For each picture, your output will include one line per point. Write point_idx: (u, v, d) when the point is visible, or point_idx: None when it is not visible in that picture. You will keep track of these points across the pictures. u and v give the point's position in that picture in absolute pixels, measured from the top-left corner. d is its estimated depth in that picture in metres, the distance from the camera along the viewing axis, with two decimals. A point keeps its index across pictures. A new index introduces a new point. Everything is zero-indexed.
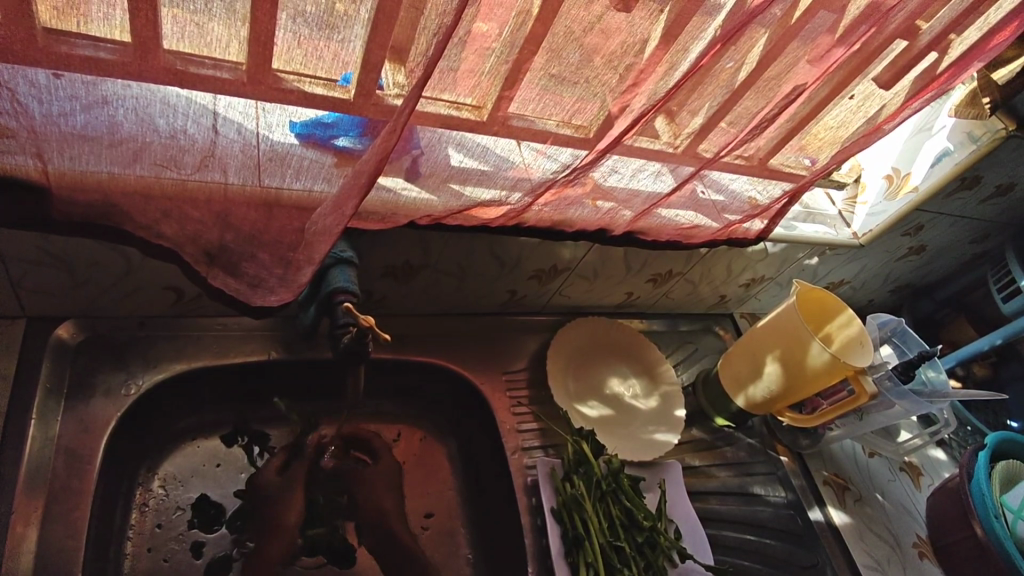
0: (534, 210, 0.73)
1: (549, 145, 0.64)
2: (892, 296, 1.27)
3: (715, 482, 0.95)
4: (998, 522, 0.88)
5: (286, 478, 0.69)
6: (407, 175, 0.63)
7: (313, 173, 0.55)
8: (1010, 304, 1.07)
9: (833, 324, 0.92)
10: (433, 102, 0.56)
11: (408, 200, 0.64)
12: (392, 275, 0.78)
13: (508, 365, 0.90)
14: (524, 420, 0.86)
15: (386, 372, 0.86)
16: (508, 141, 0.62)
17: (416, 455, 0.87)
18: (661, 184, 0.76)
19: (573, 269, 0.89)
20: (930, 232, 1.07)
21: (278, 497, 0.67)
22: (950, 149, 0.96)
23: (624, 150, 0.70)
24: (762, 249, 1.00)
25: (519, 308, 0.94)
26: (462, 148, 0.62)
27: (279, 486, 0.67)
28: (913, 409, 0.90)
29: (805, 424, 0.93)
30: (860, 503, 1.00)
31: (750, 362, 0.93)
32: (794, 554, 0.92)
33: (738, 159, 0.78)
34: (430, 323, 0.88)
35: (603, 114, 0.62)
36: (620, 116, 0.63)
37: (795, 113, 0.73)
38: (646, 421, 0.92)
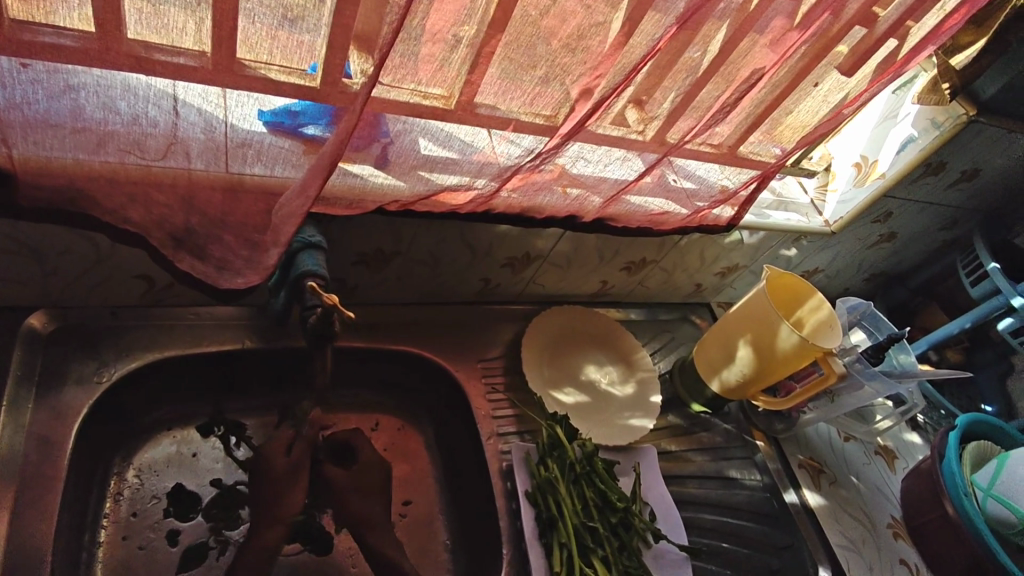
0: (503, 196, 0.74)
1: (511, 131, 0.66)
2: (865, 284, 1.29)
3: (692, 467, 0.95)
4: (967, 500, 0.91)
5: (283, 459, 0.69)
6: (375, 163, 0.65)
7: (272, 160, 0.56)
8: (978, 288, 1.07)
9: (805, 308, 0.94)
10: (387, 86, 0.57)
11: (375, 185, 0.66)
12: (364, 263, 0.77)
13: (483, 353, 0.91)
14: (499, 407, 0.87)
15: (363, 362, 0.86)
16: (472, 128, 0.64)
17: (395, 443, 0.89)
18: (628, 170, 0.78)
19: (545, 257, 0.90)
20: (899, 218, 1.09)
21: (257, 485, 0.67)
22: (914, 136, 0.95)
23: (588, 136, 0.71)
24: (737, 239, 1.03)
25: (494, 299, 0.95)
26: (427, 135, 0.63)
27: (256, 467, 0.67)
28: (883, 390, 0.91)
29: (778, 407, 0.93)
30: (835, 486, 1.02)
31: (722, 347, 0.93)
32: (768, 535, 0.93)
33: (704, 146, 0.80)
34: (406, 312, 0.88)
35: (566, 98, 0.64)
36: (582, 99, 0.64)
37: (756, 98, 0.75)
38: (621, 407, 0.93)
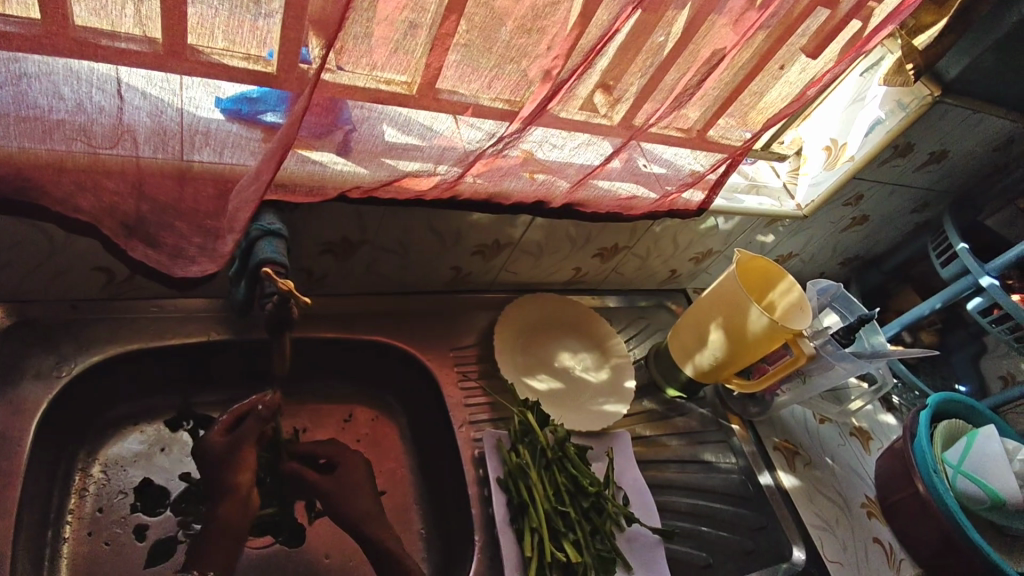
0: (468, 182, 0.74)
1: (470, 115, 0.65)
2: (840, 268, 1.30)
3: (668, 451, 0.95)
4: (938, 478, 0.93)
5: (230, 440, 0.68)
6: (338, 151, 0.64)
7: (220, 145, 0.55)
8: (949, 268, 1.08)
9: (776, 292, 0.94)
10: (345, 73, 0.56)
11: (336, 172, 0.65)
12: (331, 252, 0.77)
13: (456, 341, 0.91)
14: (472, 395, 0.87)
15: (333, 352, 0.85)
16: (430, 114, 0.64)
17: (368, 434, 0.89)
18: (592, 154, 0.78)
19: (516, 244, 0.90)
20: (870, 201, 1.10)
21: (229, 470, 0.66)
22: (881, 118, 0.95)
23: (551, 120, 0.71)
24: (712, 226, 1.03)
25: (467, 288, 0.94)
26: (391, 122, 0.63)
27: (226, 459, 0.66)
28: (854, 370, 0.92)
29: (751, 389, 0.94)
30: (809, 468, 1.03)
31: (695, 330, 0.94)
32: (744, 517, 0.94)
33: (672, 130, 0.80)
34: (375, 302, 0.87)
35: (525, 81, 0.63)
36: (540, 81, 0.63)
37: (721, 81, 0.75)
38: (595, 393, 0.93)
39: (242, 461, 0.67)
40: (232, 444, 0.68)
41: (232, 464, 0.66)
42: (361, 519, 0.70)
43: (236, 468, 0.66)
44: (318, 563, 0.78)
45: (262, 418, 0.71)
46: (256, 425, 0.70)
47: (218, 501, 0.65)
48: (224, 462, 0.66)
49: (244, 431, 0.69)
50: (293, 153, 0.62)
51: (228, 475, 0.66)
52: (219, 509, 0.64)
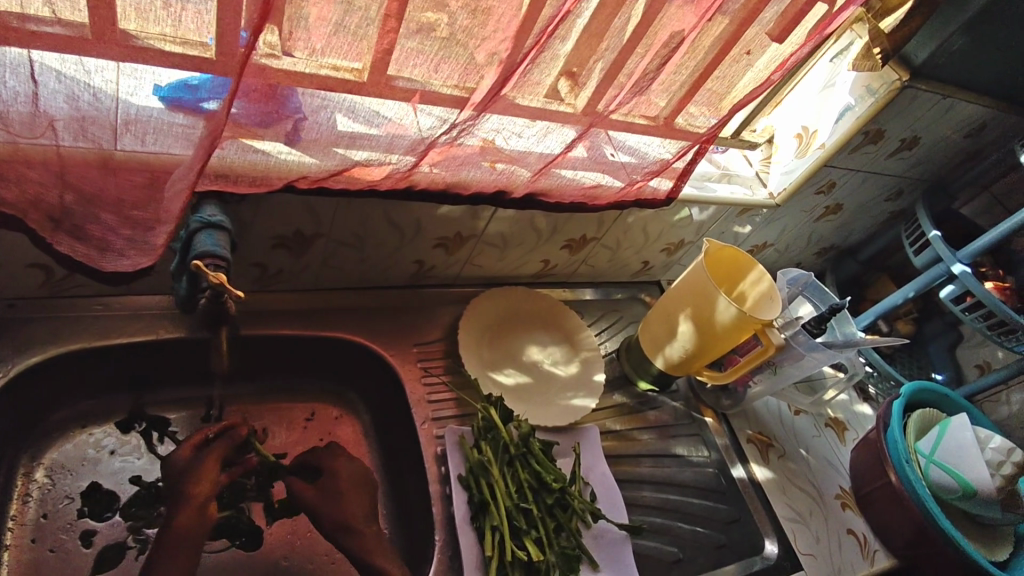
0: (423, 171, 0.72)
1: (418, 102, 0.62)
2: (816, 258, 1.29)
3: (638, 446, 0.94)
4: (910, 467, 0.93)
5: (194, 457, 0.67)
6: (287, 140, 0.61)
7: (140, 131, 0.51)
8: (922, 256, 1.07)
9: (747, 282, 0.92)
10: (291, 58, 0.54)
11: (283, 162, 0.63)
12: (284, 246, 0.74)
13: (419, 337, 0.89)
14: (435, 391, 0.85)
15: (291, 350, 0.83)
16: (388, 102, 0.61)
17: (331, 433, 0.87)
18: (551, 144, 0.76)
19: (479, 236, 0.88)
20: (843, 189, 1.09)
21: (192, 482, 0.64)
22: (851, 104, 0.94)
23: (506, 108, 0.69)
24: (688, 217, 1.02)
25: (431, 282, 0.92)
26: (352, 114, 0.61)
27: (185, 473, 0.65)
28: (826, 360, 0.91)
29: (722, 381, 0.92)
30: (783, 460, 1.02)
31: (664, 322, 0.92)
32: (717, 511, 0.92)
33: (637, 118, 0.78)
34: (334, 297, 0.85)
35: (473, 65, 0.61)
36: (490, 65, 0.61)
37: (682, 65, 0.73)
38: (564, 387, 0.91)
39: (200, 472, 0.65)
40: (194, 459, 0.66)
41: (191, 474, 0.64)
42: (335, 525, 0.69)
43: (194, 477, 0.64)
44: (277, 566, 0.76)
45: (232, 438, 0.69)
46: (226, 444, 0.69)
47: (175, 508, 0.62)
48: (186, 475, 0.65)
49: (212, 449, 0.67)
50: (234, 141, 0.59)
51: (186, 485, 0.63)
52: (174, 517, 0.61)
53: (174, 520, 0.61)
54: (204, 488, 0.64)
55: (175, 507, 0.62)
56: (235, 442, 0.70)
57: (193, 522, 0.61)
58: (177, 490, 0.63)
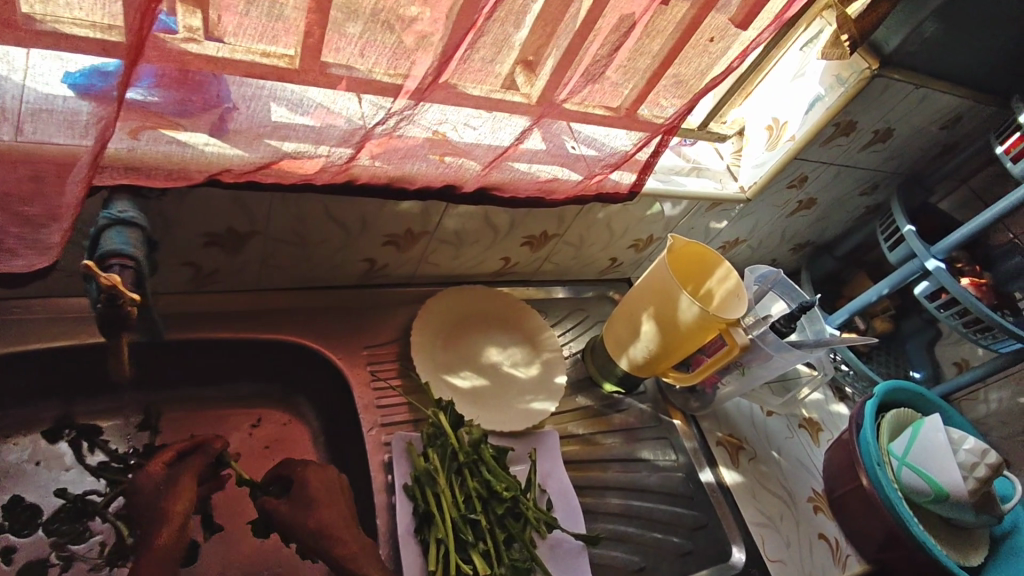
0: (363, 165, 0.67)
1: (343, 89, 0.58)
2: (792, 254, 1.26)
3: (602, 450, 0.90)
4: (881, 470, 0.90)
5: (168, 472, 0.63)
6: (212, 131, 0.57)
7: (24, 119, 0.47)
8: (896, 252, 1.03)
9: (713, 279, 0.88)
10: (214, 43, 0.50)
11: (207, 154, 0.58)
12: (217, 244, 0.70)
13: (370, 339, 0.85)
14: (384, 396, 0.81)
15: (232, 353, 0.79)
16: (331, 91, 0.58)
17: (279, 440, 0.83)
18: (501, 137, 0.71)
19: (432, 233, 0.84)
20: (815, 183, 1.05)
21: (171, 496, 0.60)
22: (820, 94, 0.90)
23: (448, 97, 0.64)
24: (659, 212, 0.98)
25: (384, 282, 0.88)
26: (281, 101, 0.57)
27: (159, 489, 0.61)
28: (793, 361, 0.88)
29: (686, 382, 0.89)
30: (754, 463, 0.99)
31: (627, 322, 0.88)
32: (683, 517, 0.89)
33: (598, 109, 0.74)
34: (278, 298, 0.81)
35: (403, 49, 0.56)
36: (420, 49, 0.57)
37: (638, 52, 0.69)
38: (524, 390, 0.88)
39: (177, 488, 0.61)
40: (170, 474, 0.63)
41: (169, 491, 0.61)
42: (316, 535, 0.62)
43: (173, 495, 0.60)
44: None
45: (210, 452, 0.66)
46: (204, 458, 0.66)
47: (152, 529, 0.58)
48: (157, 493, 0.61)
49: (188, 462, 0.64)
50: (149, 130, 0.55)
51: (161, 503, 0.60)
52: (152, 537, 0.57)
53: (150, 542, 0.57)
54: (182, 504, 0.60)
55: (150, 528, 0.58)
56: (208, 456, 0.66)
57: (172, 541, 0.58)
58: (154, 508, 0.60)
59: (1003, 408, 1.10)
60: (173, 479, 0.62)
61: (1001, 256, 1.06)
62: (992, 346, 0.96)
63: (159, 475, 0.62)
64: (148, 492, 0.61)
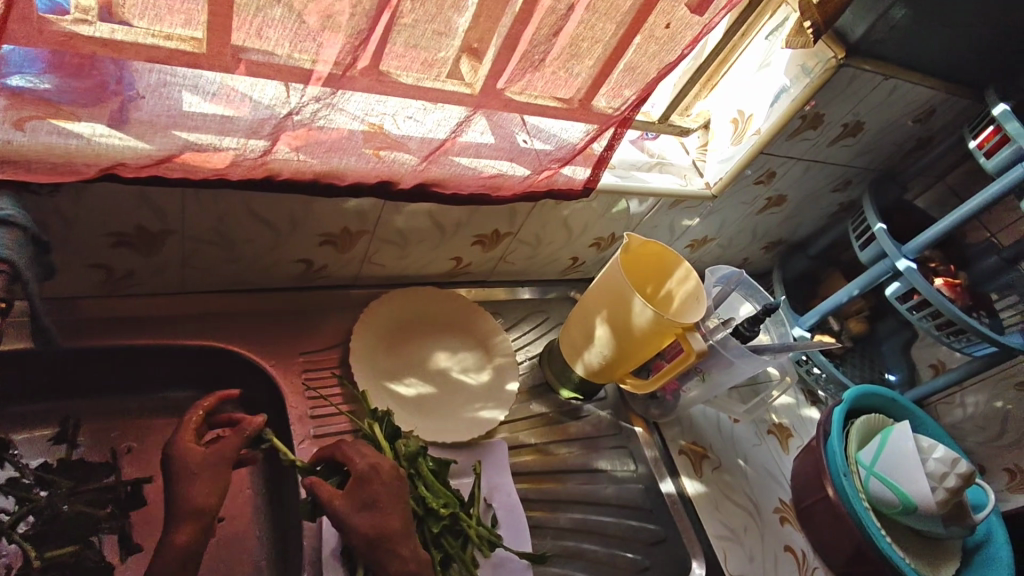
0: (282, 158, 0.62)
1: (243, 74, 0.53)
2: (765, 253, 1.21)
3: (556, 461, 0.86)
4: (847, 479, 0.86)
5: (207, 454, 0.60)
6: (111, 121, 0.53)
7: None
8: (867, 251, 0.99)
9: (673, 280, 0.84)
10: (110, 24, 0.47)
11: (105, 147, 0.54)
12: (128, 243, 0.65)
13: (307, 345, 0.81)
14: (318, 406, 0.76)
15: (156, 358, 0.74)
16: (271, 84, 0.55)
17: (210, 452, 0.78)
18: (436, 130, 0.66)
19: (371, 231, 0.78)
20: (784, 179, 1.01)
21: (197, 485, 0.58)
22: (786, 86, 0.86)
23: (373, 85, 0.58)
24: (625, 210, 0.94)
25: (324, 283, 0.83)
26: (196, 88, 0.53)
27: (190, 473, 0.58)
28: (754, 367, 0.84)
29: (643, 390, 0.84)
30: (718, 472, 0.94)
31: (581, 326, 0.84)
32: (639, 531, 0.85)
33: (552, 101, 0.68)
34: (209, 300, 0.76)
35: (306, 29, 0.51)
36: (326, 29, 0.52)
37: (586, 39, 0.63)
38: (473, 398, 0.83)
39: (209, 478, 0.58)
40: (210, 458, 0.60)
41: (196, 476, 0.58)
42: (368, 542, 0.58)
43: (195, 482, 0.58)
44: None
45: (244, 433, 0.62)
46: (238, 439, 0.62)
47: (173, 519, 0.56)
48: (184, 476, 0.58)
49: (223, 444, 0.61)
50: (42, 122, 0.51)
51: (188, 491, 0.57)
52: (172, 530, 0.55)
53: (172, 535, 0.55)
54: (209, 495, 0.58)
55: (174, 515, 0.56)
56: (242, 437, 0.62)
57: (194, 537, 0.56)
58: (179, 493, 0.57)
59: (979, 413, 1.06)
60: (204, 463, 0.59)
61: (975, 255, 1.02)
62: (965, 349, 0.92)
63: (198, 456, 0.59)
64: (185, 471, 0.58)
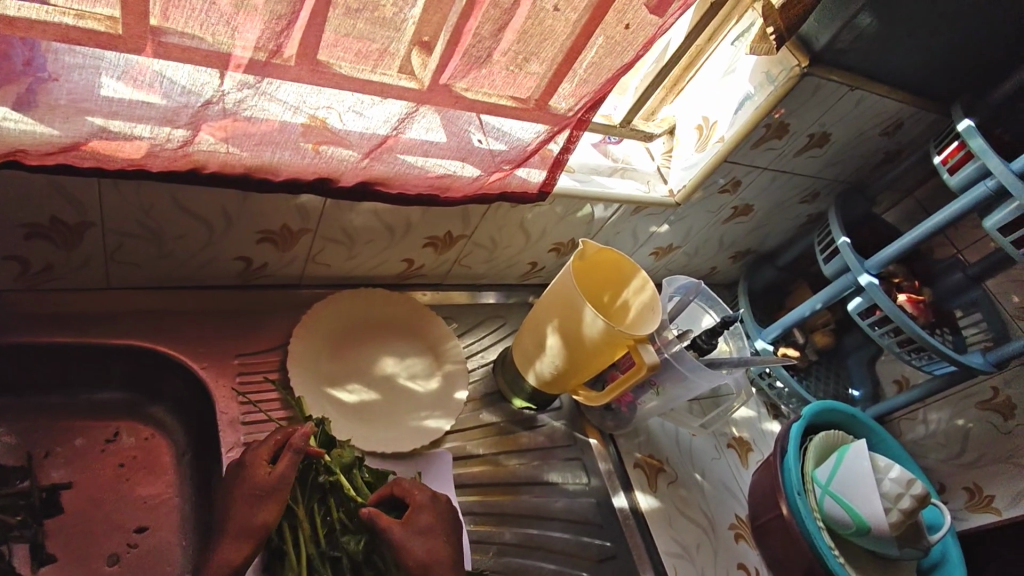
0: (205, 149, 0.59)
1: (152, 58, 0.49)
2: (733, 263, 1.19)
3: (504, 473, 0.83)
4: (801, 498, 0.84)
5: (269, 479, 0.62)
6: (14, 104, 0.49)
7: None
8: (830, 265, 0.98)
9: (629, 290, 0.81)
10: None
11: (8, 131, 0.51)
12: (44, 235, 0.61)
13: (244, 346, 0.77)
14: (251, 412, 0.73)
15: (80, 357, 0.70)
16: (185, 67, 0.51)
17: (138, 457, 0.74)
18: (377, 125, 0.62)
19: (314, 230, 0.74)
20: (751, 189, 0.99)
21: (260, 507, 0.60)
22: (750, 93, 0.84)
23: (307, 76, 0.55)
24: (586, 215, 0.91)
25: (266, 283, 0.79)
26: (111, 71, 0.50)
27: (249, 498, 0.60)
28: (709, 382, 0.82)
29: (595, 402, 0.82)
30: (674, 486, 0.92)
31: (533, 334, 0.81)
32: (588, 548, 0.82)
33: (506, 99, 0.65)
34: (143, 297, 0.73)
35: (219, 12, 0.48)
36: (241, 12, 0.48)
37: (539, 37, 0.60)
38: (419, 406, 0.80)
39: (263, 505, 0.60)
40: (274, 480, 0.61)
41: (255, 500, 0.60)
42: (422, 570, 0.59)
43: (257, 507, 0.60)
44: None
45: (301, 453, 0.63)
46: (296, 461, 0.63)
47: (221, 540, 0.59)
48: (249, 499, 0.60)
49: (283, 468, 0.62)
50: None
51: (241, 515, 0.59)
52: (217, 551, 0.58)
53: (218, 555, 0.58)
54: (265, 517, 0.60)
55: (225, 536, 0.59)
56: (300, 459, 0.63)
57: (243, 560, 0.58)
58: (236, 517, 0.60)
59: (942, 430, 1.05)
60: (267, 489, 0.61)
61: (941, 272, 1.01)
62: (925, 367, 0.91)
63: (262, 478, 0.61)
64: (250, 492, 0.61)
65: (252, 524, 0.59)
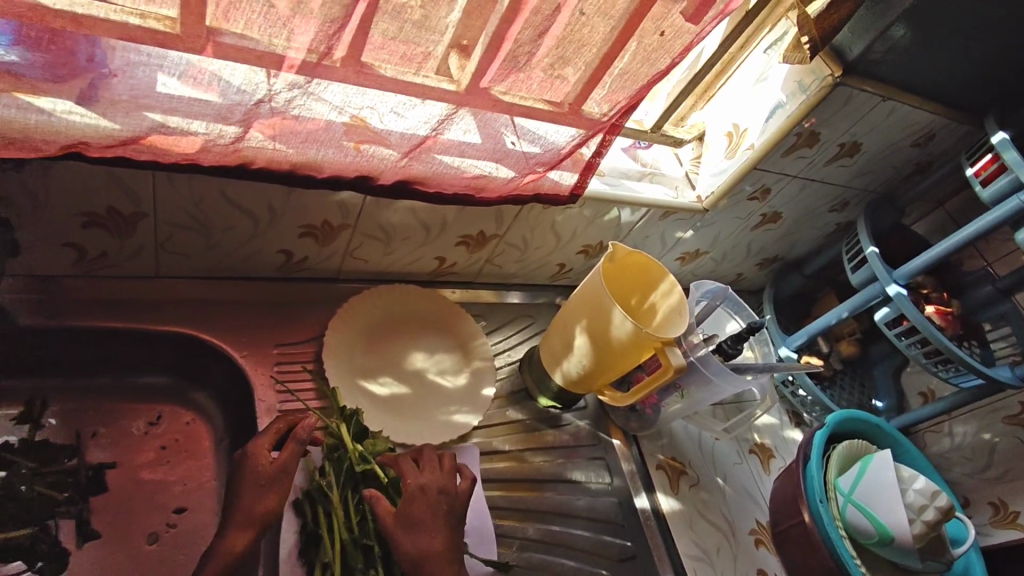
0: (256, 145, 0.61)
1: (212, 57, 0.52)
2: (758, 270, 1.20)
3: (529, 470, 0.84)
4: (823, 505, 0.83)
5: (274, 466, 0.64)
6: (80, 100, 0.52)
7: None
8: (857, 274, 0.98)
9: (657, 293, 0.82)
10: None
11: (74, 125, 0.53)
12: (102, 225, 0.64)
13: (284, 336, 0.80)
14: (289, 400, 0.75)
15: (127, 343, 0.73)
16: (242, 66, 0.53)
17: (179, 440, 0.77)
18: (418, 125, 0.65)
19: (352, 227, 0.77)
20: (780, 197, 1.00)
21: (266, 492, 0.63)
22: (782, 102, 0.85)
23: (355, 77, 0.57)
24: (614, 219, 0.92)
25: (304, 277, 0.82)
26: (168, 69, 0.52)
27: (255, 483, 0.63)
28: (734, 386, 0.83)
29: (621, 403, 0.83)
30: (695, 490, 0.93)
31: (561, 334, 0.82)
32: (609, 547, 0.83)
33: (540, 103, 0.66)
34: (188, 287, 0.76)
35: (277, 15, 0.51)
36: (297, 15, 0.51)
37: (577, 42, 0.61)
38: (448, 401, 0.82)
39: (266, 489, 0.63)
40: (278, 467, 0.64)
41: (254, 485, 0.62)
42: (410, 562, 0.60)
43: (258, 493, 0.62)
44: None
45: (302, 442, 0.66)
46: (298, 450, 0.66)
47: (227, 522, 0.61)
48: (254, 483, 0.62)
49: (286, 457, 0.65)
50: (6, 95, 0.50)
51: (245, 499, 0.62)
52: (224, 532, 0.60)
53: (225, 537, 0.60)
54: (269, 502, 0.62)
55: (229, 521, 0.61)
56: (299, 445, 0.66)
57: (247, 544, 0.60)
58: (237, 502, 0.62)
59: (968, 444, 1.04)
60: (269, 473, 0.63)
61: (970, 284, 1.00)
62: (952, 379, 0.90)
63: (268, 465, 0.64)
64: (253, 479, 0.63)
65: (254, 511, 0.61)
